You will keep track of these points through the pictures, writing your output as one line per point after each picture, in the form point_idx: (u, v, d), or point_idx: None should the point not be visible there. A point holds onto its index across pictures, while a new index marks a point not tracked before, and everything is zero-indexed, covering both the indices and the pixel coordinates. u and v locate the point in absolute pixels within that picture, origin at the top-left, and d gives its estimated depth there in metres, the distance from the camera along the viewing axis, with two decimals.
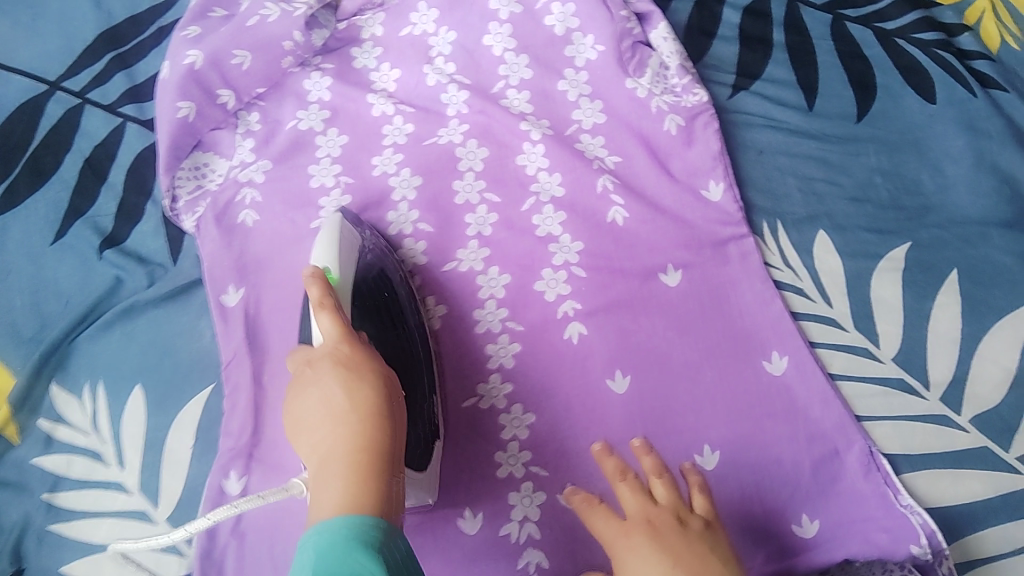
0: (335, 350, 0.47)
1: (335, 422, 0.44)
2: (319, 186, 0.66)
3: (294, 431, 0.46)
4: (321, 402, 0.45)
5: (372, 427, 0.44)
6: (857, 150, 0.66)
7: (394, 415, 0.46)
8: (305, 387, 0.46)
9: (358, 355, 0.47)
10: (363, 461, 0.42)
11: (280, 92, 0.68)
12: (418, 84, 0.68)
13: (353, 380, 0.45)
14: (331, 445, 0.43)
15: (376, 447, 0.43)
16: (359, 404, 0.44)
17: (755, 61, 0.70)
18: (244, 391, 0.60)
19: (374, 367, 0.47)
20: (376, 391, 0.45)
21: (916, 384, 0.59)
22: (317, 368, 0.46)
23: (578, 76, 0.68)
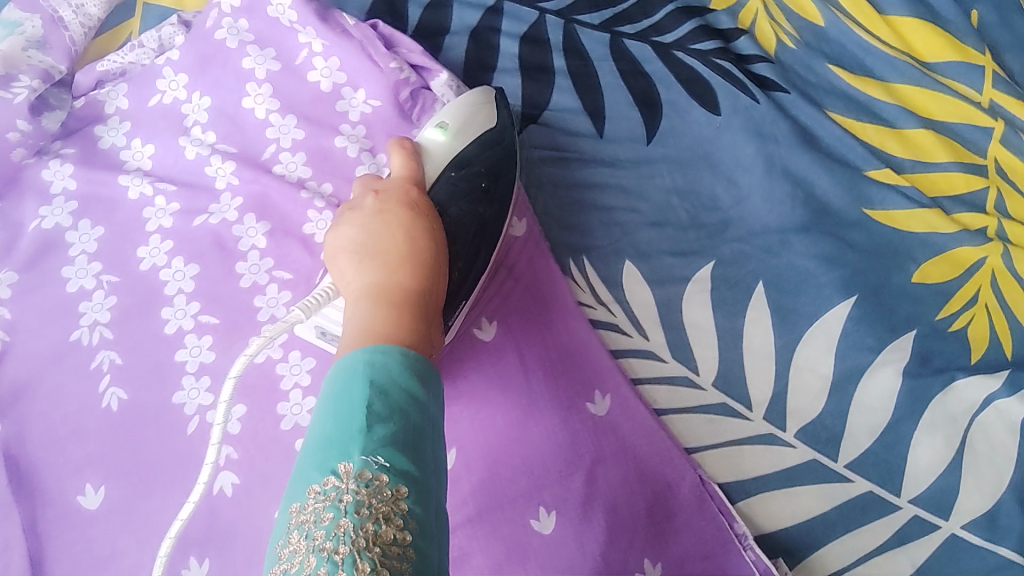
0: (402, 187, 0.49)
1: (385, 256, 0.43)
2: (78, 289, 0.58)
3: (336, 257, 0.45)
4: (375, 230, 0.45)
5: (421, 274, 0.43)
6: (650, 171, 0.62)
7: (434, 280, 0.45)
8: (357, 210, 0.47)
9: (418, 201, 0.49)
10: (399, 291, 0.41)
11: (18, 188, 0.60)
12: (177, 160, 0.61)
13: (411, 218, 0.46)
14: (369, 275, 0.42)
15: (413, 287, 0.42)
16: (404, 237, 0.45)
17: (539, 91, 0.65)
18: (15, 547, 0.51)
19: (426, 226, 0.47)
20: (418, 231, 0.46)
21: (738, 407, 0.56)
22: (383, 200, 0.48)
23: (356, 131, 0.62)
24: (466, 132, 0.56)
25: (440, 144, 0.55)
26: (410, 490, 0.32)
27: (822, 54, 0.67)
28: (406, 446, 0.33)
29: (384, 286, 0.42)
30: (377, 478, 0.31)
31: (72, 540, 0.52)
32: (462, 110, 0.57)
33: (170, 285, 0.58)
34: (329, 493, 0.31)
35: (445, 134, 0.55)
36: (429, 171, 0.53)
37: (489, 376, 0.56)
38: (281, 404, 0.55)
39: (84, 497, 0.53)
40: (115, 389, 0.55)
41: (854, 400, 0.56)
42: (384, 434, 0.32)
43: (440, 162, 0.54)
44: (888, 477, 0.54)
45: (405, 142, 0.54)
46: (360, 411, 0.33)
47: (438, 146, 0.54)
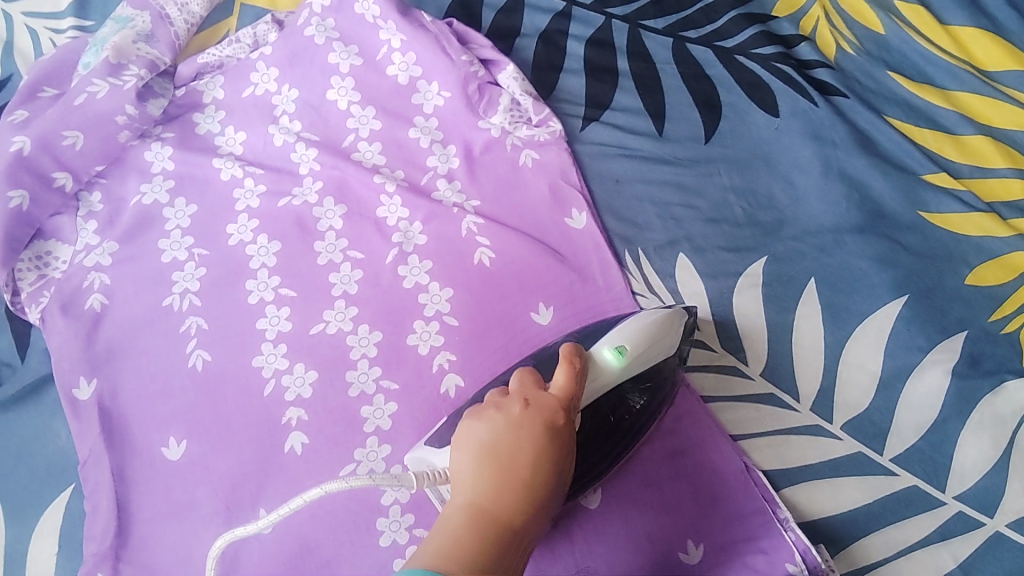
0: (553, 409, 0.46)
1: (503, 471, 0.44)
2: (171, 260, 0.63)
3: (461, 434, 0.46)
4: (497, 440, 0.45)
5: (531, 506, 0.44)
6: (709, 170, 0.64)
7: (544, 504, 0.45)
8: (497, 410, 0.46)
9: (563, 430, 0.46)
10: (496, 523, 0.43)
11: (122, 166, 0.66)
12: (266, 146, 0.67)
13: (546, 443, 0.45)
14: (479, 484, 0.44)
15: (516, 519, 0.43)
16: (531, 461, 0.44)
17: (604, 91, 0.68)
18: (104, 490, 0.57)
19: (552, 466, 0.45)
20: (546, 457, 0.45)
21: (786, 398, 0.58)
22: (522, 415, 0.45)
23: (429, 123, 0.66)
24: (640, 362, 0.51)
25: (610, 373, 0.50)
26: None
27: (882, 62, 0.69)
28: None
29: (484, 509, 0.43)
30: None
31: (155, 488, 0.57)
32: (644, 334, 0.51)
33: (254, 260, 0.63)
34: None
35: (620, 361, 0.50)
36: (592, 391, 0.50)
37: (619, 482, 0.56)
38: (349, 373, 0.59)
39: (167, 449, 0.58)
40: (200, 352, 0.60)
41: (901, 398, 0.57)
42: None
43: (599, 389, 0.50)
44: (933, 473, 0.55)
45: (570, 354, 0.48)
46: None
47: (608, 373, 0.50)
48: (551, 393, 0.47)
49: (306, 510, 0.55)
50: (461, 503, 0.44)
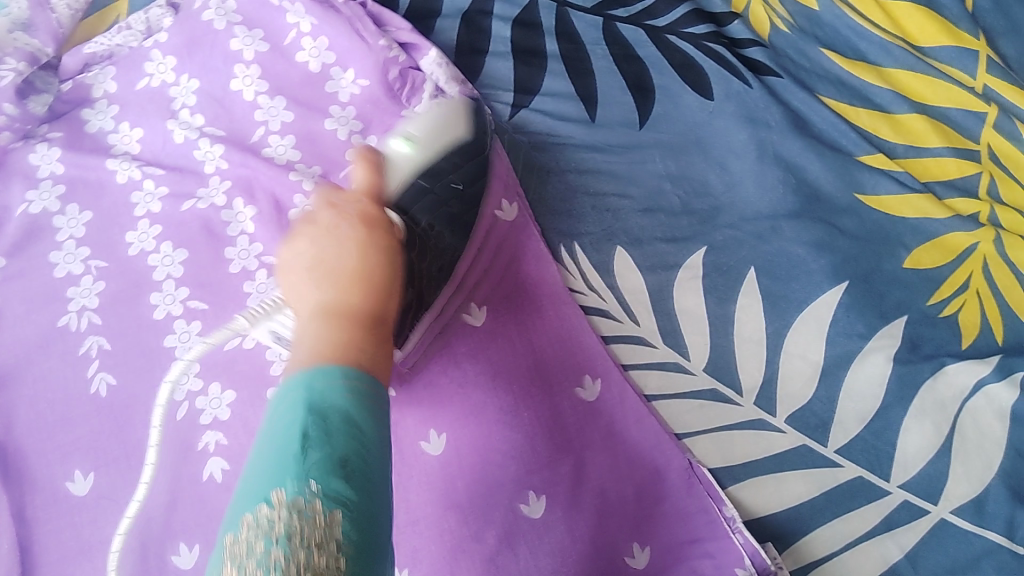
0: (363, 203, 0.44)
1: (335, 269, 0.40)
2: (65, 275, 0.58)
3: (286, 264, 0.42)
4: (323, 244, 0.41)
5: (371, 289, 0.40)
6: (642, 157, 0.62)
7: (393, 293, 0.41)
8: (311, 225, 0.43)
9: (382, 221, 0.44)
10: (354, 313, 0.38)
11: (3, 172, 0.59)
12: (166, 143, 0.61)
13: (366, 232, 0.42)
14: (315, 291, 0.39)
15: (370, 308, 0.39)
16: (361, 256, 0.41)
17: (531, 76, 0.65)
18: (3, 533, 0.52)
19: (381, 247, 0.42)
20: (373, 249, 0.41)
21: (728, 392, 0.56)
22: (336, 214, 0.43)
23: (346, 112, 0.61)
24: (433, 147, 0.53)
25: (404, 160, 0.51)
26: (345, 517, 0.31)
27: (815, 39, 0.67)
28: (342, 466, 0.32)
29: (334, 305, 0.38)
30: (311, 504, 0.30)
31: (60, 526, 0.52)
32: (430, 123, 0.54)
33: (158, 270, 0.58)
34: (261, 522, 0.30)
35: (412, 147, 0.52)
36: (386, 195, 0.49)
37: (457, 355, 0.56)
38: (269, 392, 0.54)
39: (72, 484, 0.53)
40: (104, 375, 0.55)
41: (843, 386, 0.56)
42: (318, 456, 0.32)
43: (402, 179, 0.51)
44: (876, 463, 0.54)
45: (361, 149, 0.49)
46: (295, 436, 0.32)
47: (405, 161, 0.51)
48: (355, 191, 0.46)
49: None
50: (307, 316, 0.39)
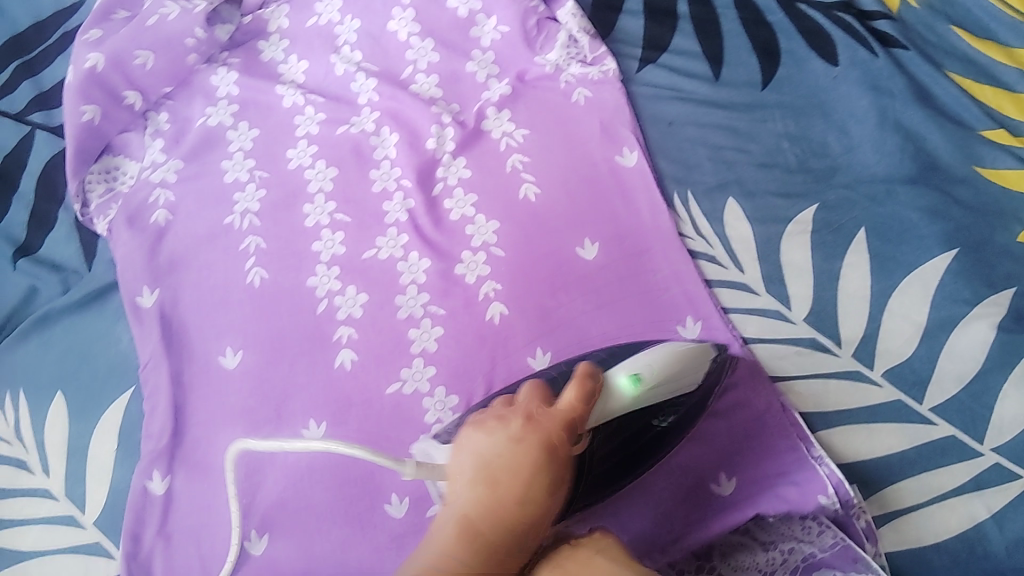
0: (555, 430, 0.42)
1: (495, 482, 0.41)
2: (233, 181, 0.65)
3: (463, 444, 0.43)
4: (493, 445, 0.42)
5: (517, 524, 0.40)
6: (764, 116, 0.64)
7: (539, 536, 0.41)
8: (496, 422, 0.43)
9: (564, 450, 0.42)
10: (483, 540, 0.39)
11: (189, 89, 0.69)
12: (328, 75, 0.68)
13: (548, 461, 0.41)
14: (466, 499, 0.40)
15: (504, 541, 0.39)
16: (527, 482, 0.41)
17: (661, 34, 0.68)
18: (162, 393, 0.59)
19: (555, 488, 0.42)
20: (544, 474, 0.41)
21: (827, 343, 0.58)
22: (522, 424, 0.42)
23: (486, 56, 0.68)
24: (653, 395, 0.48)
25: (622, 402, 0.47)
26: None
27: (946, 16, 0.68)
28: None
29: (470, 519, 0.40)
30: None
31: (210, 395, 0.59)
32: (671, 361, 0.49)
33: (313, 184, 0.65)
34: None
35: (634, 389, 0.47)
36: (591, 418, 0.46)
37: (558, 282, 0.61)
38: (398, 298, 0.61)
39: (224, 358, 0.60)
40: (258, 269, 0.62)
41: (945, 348, 0.57)
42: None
43: (612, 415, 0.47)
44: (971, 424, 0.55)
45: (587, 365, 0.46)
46: None
47: (620, 402, 0.47)
48: (556, 409, 0.43)
49: (355, 423, 0.57)
50: (455, 516, 0.40)
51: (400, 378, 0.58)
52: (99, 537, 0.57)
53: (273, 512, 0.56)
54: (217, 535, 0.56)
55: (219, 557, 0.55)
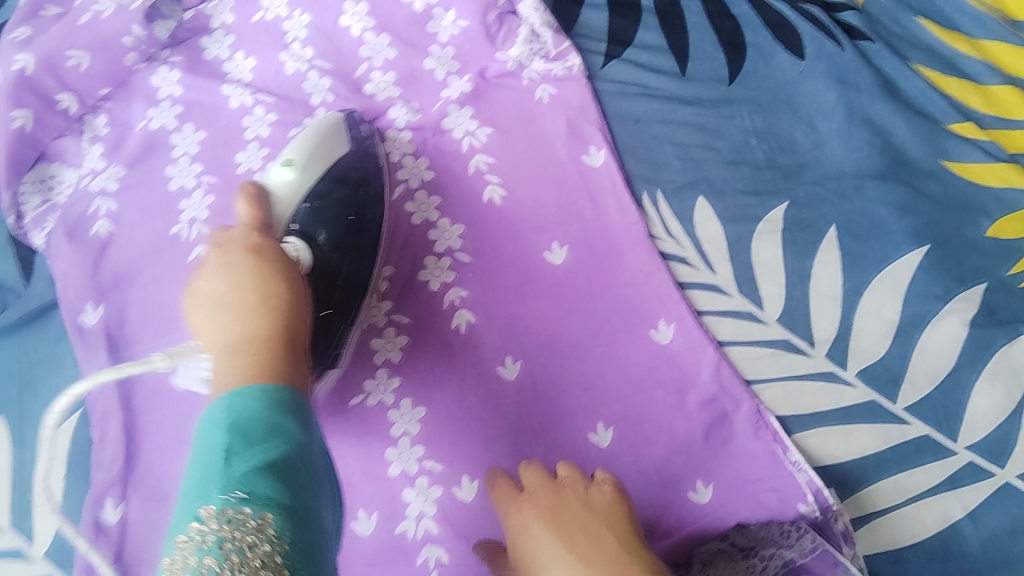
0: (261, 242, 0.45)
1: (239, 307, 0.41)
2: (179, 189, 0.62)
3: (189, 308, 0.42)
4: (221, 277, 0.42)
5: (279, 323, 0.41)
6: (731, 111, 0.63)
7: (301, 320, 0.43)
8: (204, 264, 0.44)
9: (278, 256, 0.45)
10: (257, 342, 0.40)
11: (128, 91, 0.64)
12: (278, 74, 0.65)
13: (267, 266, 0.43)
14: (224, 326, 0.40)
15: (273, 332, 0.41)
16: (259, 281, 0.42)
17: (626, 27, 0.66)
18: (113, 416, 0.57)
19: (293, 275, 0.44)
20: (275, 276, 0.43)
21: (802, 344, 0.58)
22: (228, 252, 0.44)
23: (445, 52, 0.65)
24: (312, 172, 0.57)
25: (294, 192, 0.55)
26: (279, 515, 0.34)
27: (909, 7, 0.68)
28: (272, 468, 0.34)
29: (243, 341, 0.40)
30: (242, 511, 0.33)
31: (163, 416, 0.57)
32: (317, 160, 0.57)
33: None
34: (195, 536, 0.33)
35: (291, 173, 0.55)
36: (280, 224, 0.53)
37: (520, 288, 0.60)
38: None
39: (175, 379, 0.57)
40: None
41: (917, 346, 0.57)
42: (244, 466, 0.34)
43: (298, 212, 0.55)
44: (945, 422, 0.55)
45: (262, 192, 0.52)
46: (217, 452, 0.34)
47: (296, 194, 0.55)
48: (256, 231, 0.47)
49: None
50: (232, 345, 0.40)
51: (364, 390, 0.57)
52: (49, 570, 0.55)
53: None
54: None
55: None
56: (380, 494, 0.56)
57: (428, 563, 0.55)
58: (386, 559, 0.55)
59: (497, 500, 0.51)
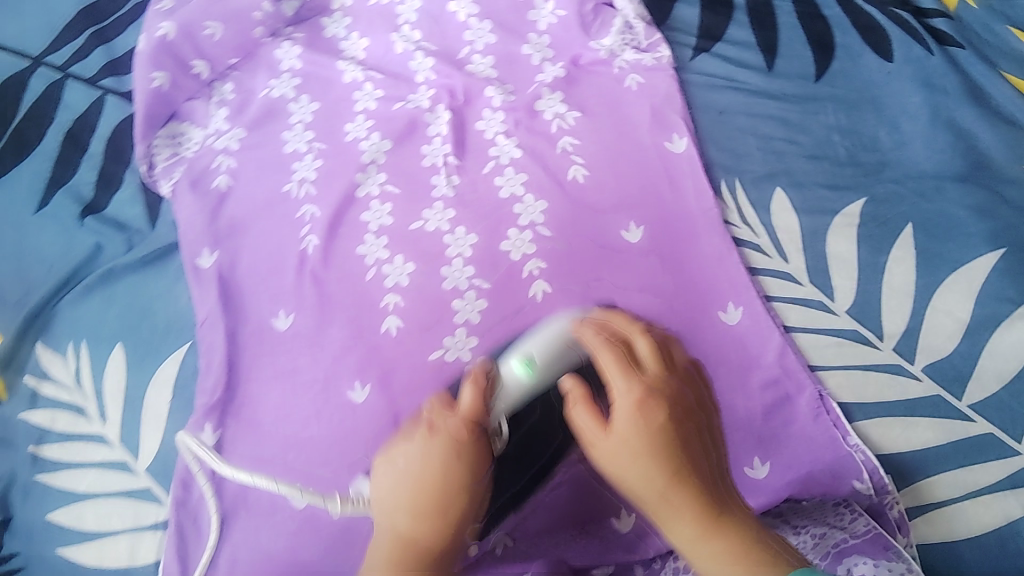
0: (459, 427, 0.49)
1: (425, 506, 0.47)
2: (292, 151, 0.68)
3: (384, 463, 0.50)
4: (417, 466, 0.48)
5: (447, 523, 0.48)
6: (816, 108, 0.65)
7: (466, 502, 0.48)
8: (411, 436, 0.50)
9: (471, 452, 0.48)
10: (412, 547, 0.47)
11: (253, 62, 0.71)
12: (387, 53, 0.70)
13: (455, 455, 0.48)
14: (398, 520, 0.48)
15: (439, 544, 0.47)
16: (442, 480, 0.48)
17: (717, 23, 0.69)
18: (218, 348, 0.63)
19: (480, 459, 0.49)
20: (456, 468, 0.48)
21: (870, 335, 0.59)
22: (432, 439, 0.49)
23: (541, 40, 0.69)
24: (550, 374, 0.51)
25: (519, 387, 0.51)
26: None
27: (1004, 17, 0.68)
28: None
29: (413, 539, 0.47)
30: None
31: (263, 353, 0.63)
32: (557, 345, 0.52)
33: (366, 154, 0.67)
34: None
35: (528, 374, 0.51)
36: (502, 408, 0.51)
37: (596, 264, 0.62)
38: (444, 269, 0.64)
39: (277, 319, 0.64)
40: (312, 237, 0.66)
41: (987, 346, 0.57)
42: None
43: (512, 405, 0.51)
44: (1010, 423, 0.56)
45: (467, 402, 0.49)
46: None
47: (516, 388, 0.51)
48: (458, 411, 0.49)
49: (399, 386, 0.62)
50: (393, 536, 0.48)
51: (444, 345, 0.62)
52: (151, 484, 0.61)
53: (316, 467, 0.60)
54: (264, 487, 0.60)
55: (264, 507, 0.59)
56: None
57: None
58: None
59: (594, 350, 0.50)
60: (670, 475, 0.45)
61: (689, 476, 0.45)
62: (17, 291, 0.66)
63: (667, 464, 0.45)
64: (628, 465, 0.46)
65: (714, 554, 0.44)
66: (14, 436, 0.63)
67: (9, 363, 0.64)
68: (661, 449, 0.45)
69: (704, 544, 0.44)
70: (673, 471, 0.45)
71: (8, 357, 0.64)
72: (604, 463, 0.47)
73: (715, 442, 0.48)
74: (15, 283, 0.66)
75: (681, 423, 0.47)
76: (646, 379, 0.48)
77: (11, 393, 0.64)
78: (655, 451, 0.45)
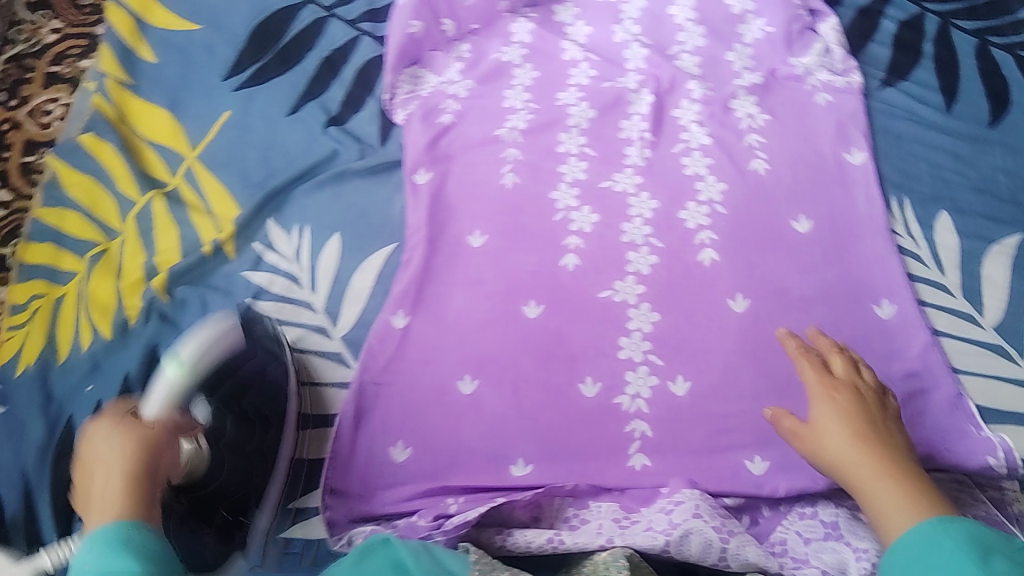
0: (115, 424, 0.55)
1: (105, 474, 0.52)
2: (510, 106, 0.78)
3: (81, 466, 0.54)
4: (123, 454, 0.53)
5: (129, 487, 0.51)
6: (986, 149, 0.72)
7: (146, 469, 0.53)
8: (95, 433, 0.55)
9: (134, 431, 0.54)
10: (111, 502, 0.50)
11: (491, 31, 0.83)
12: (607, 40, 0.81)
13: (128, 446, 0.53)
14: (91, 492, 0.52)
15: (123, 496, 0.51)
16: (117, 457, 0.52)
17: (907, 64, 0.77)
18: (419, 251, 0.72)
19: (142, 435, 0.54)
20: (120, 459, 0.52)
21: (1011, 351, 0.64)
22: (99, 435, 0.54)
23: (745, 51, 0.78)
24: (202, 361, 0.61)
25: (163, 379, 0.58)
26: None
27: None
28: None
29: (100, 504, 0.51)
30: None
31: (456, 262, 0.72)
32: (201, 343, 0.62)
33: (573, 119, 0.77)
34: None
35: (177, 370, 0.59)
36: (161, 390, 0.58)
37: (761, 249, 0.70)
38: (624, 225, 0.73)
39: (472, 238, 0.73)
40: (513, 175, 0.75)
41: None
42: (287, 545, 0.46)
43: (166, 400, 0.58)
44: None
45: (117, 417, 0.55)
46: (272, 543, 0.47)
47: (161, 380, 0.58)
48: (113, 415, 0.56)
49: (569, 312, 0.70)
50: (102, 503, 0.50)
51: (613, 287, 0.70)
52: (342, 349, 0.70)
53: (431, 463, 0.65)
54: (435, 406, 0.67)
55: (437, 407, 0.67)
56: (608, 369, 0.67)
57: (633, 433, 0.64)
58: (596, 418, 0.65)
59: (795, 356, 0.58)
60: (856, 438, 0.53)
61: (872, 441, 0.53)
62: (260, 174, 0.78)
63: (852, 429, 0.53)
64: (829, 439, 0.54)
65: (896, 499, 0.49)
66: (234, 288, 0.73)
67: (244, 229, 0.75)
68: (850, 418, 0.54)
69: (879, 488, 0.50)
70: (860, 438, 0.53)
71: (244, 225, 0.75)
72: (823, 445, 0.54)
73: (906, 439, 0.55)
74: (259, 166, 0.78)
75: (869, 409, 0.55)
76: (837, 379, 0.56)
77: (238, 253, 0.74)
78: (847, 423, 0.53)
